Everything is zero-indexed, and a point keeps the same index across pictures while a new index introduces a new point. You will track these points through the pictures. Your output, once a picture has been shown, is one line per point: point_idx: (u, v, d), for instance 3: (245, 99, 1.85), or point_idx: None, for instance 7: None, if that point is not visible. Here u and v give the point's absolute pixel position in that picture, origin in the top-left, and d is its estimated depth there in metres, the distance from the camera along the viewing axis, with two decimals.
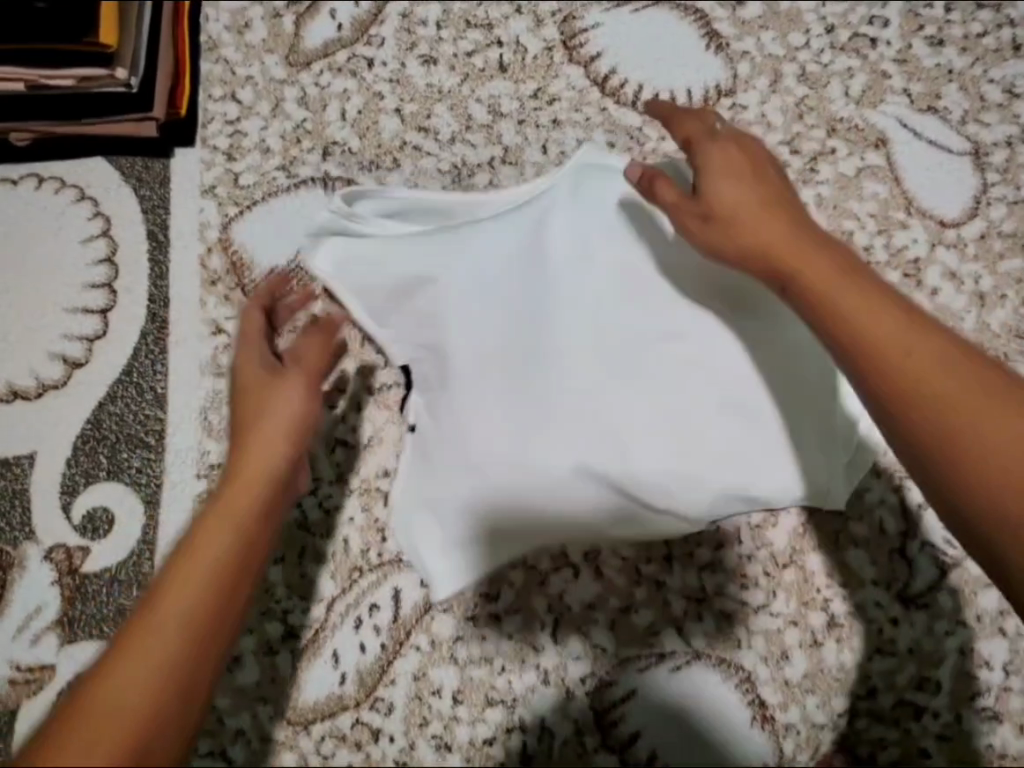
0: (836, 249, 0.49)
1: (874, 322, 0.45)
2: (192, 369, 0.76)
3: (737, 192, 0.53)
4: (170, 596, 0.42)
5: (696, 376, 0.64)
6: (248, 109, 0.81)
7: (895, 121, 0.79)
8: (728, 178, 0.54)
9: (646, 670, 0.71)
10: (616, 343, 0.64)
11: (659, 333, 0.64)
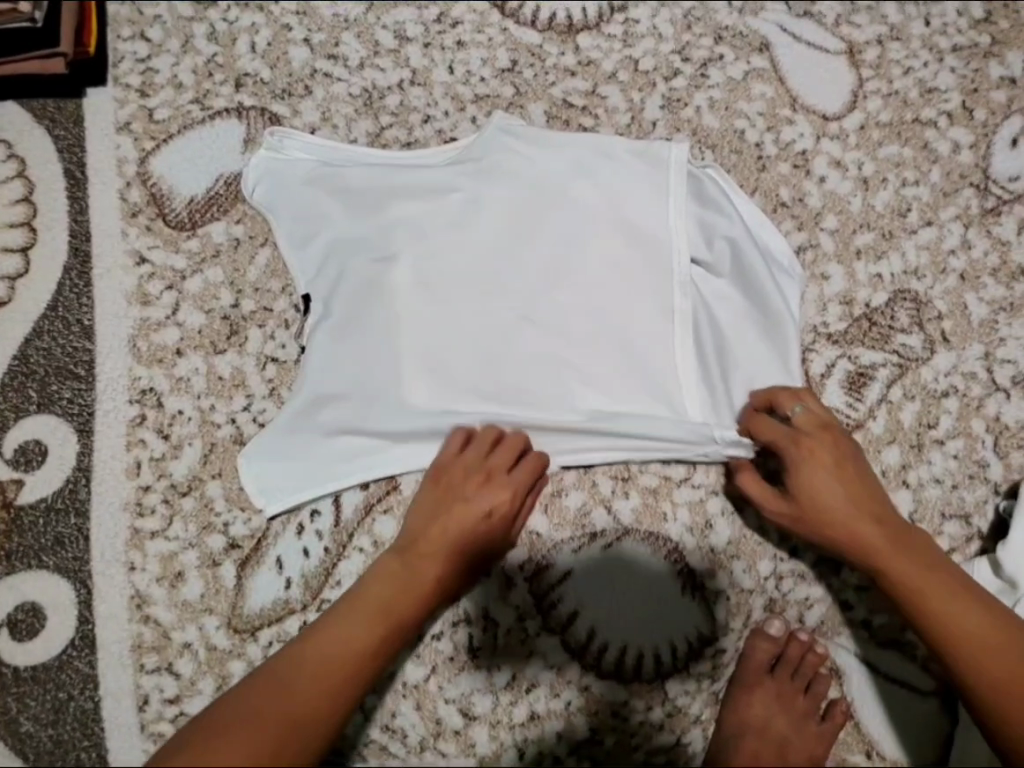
0: (844, 476, 0.68)
1: (893, 561, 0.67)
2: (117, 300, 0.77)
3: (813, 474, 0.68)
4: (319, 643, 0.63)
5: (623, 302, 0.72)
6: (158, 47, 0.82)
7: (777, 27, 0.84)
8: (814, 468, 0.68)
9: (579, 551, 0.73)
10: (565, 272, 0.73)
11: (567, 249, 0.73)
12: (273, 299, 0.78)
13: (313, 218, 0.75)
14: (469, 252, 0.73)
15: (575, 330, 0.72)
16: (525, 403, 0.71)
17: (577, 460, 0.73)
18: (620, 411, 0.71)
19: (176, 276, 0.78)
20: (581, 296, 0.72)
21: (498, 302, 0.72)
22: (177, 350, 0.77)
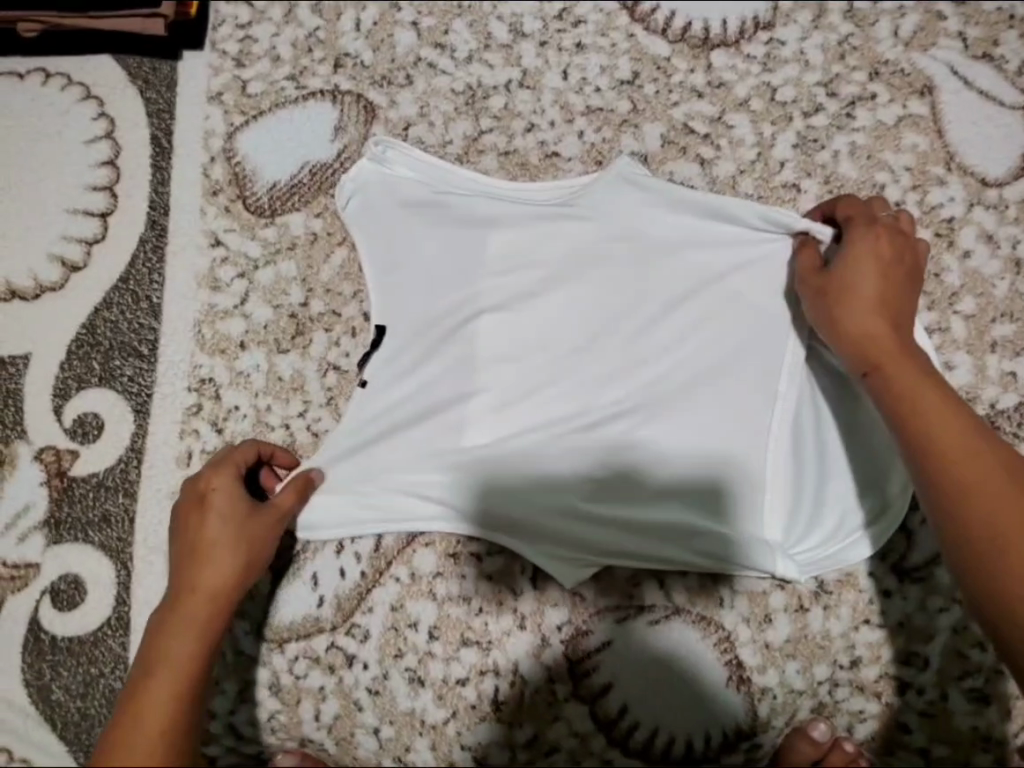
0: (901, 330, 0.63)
1: (965, 462, 0.57)
2: (188, 280, 0.75)
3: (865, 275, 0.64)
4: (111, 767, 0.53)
5: (710, 378, 0.68)
6: (261, 14, 0.78)
7: (944, 67, 0.74)
8: (864, 259, 0.64)
9: (625, 621, 0.69)
10: (652, 335, 0.69)
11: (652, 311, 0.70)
12: (343, 303, 0.74)
13: (401, 242, 0.72)
14: (558, 299, 0.71)
15: (653, 399, 0.68)
16: (585, 464, 0.68)
17: (638, 554, 0.68)
18: (687, 492, 0.67)
19: (248, 265, 0.75)
20: (664, 364, 0.69)
21: (577, 355, 0.70)
22: (241, 342, 0.74)
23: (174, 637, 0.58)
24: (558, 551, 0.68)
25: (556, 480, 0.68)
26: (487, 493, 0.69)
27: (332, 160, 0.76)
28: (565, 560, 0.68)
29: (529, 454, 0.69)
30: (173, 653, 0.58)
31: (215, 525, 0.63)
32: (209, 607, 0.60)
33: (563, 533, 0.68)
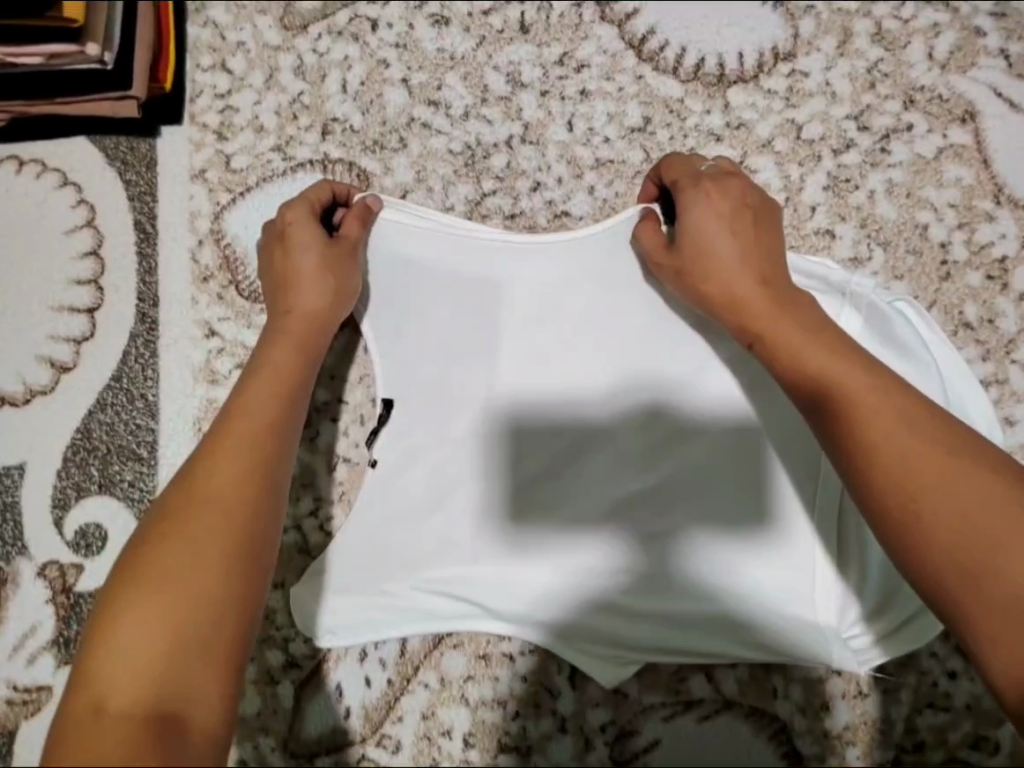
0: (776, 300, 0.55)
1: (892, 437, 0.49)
2: (184, 376, 0.71)
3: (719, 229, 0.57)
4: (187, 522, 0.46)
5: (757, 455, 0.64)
6: (239, 81, 0.72)
7: (987, 89, 0.67)
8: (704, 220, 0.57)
9: (671, 718, 0.66)
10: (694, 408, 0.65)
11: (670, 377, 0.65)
12: (350, 390, 0.70)
13: (406, 318, 0.67)
14: (591, 374, 0.66)
15: (699, 477, 0.65)
16: (605, 550, 0.65)
17: (672, 645, 0.64)
18: (719, 576, 0.63)
19: (247, 354, 0.70)
20: (708, 439, 0.65)
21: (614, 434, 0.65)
22: None
23: (214, 458, 0.50)
24: (598, 645, 0.64)
25: (594, 567, 0.65)
26: (517, 584, 0.65)
27: None
28: (601, 657, 0.64)
29: (555, 537, 0.65)
30: (215, 482, 0.49)
31: (314, 244, 0.62)
32: (250, 439, 0.51)
33: (589, 626, 0.64)
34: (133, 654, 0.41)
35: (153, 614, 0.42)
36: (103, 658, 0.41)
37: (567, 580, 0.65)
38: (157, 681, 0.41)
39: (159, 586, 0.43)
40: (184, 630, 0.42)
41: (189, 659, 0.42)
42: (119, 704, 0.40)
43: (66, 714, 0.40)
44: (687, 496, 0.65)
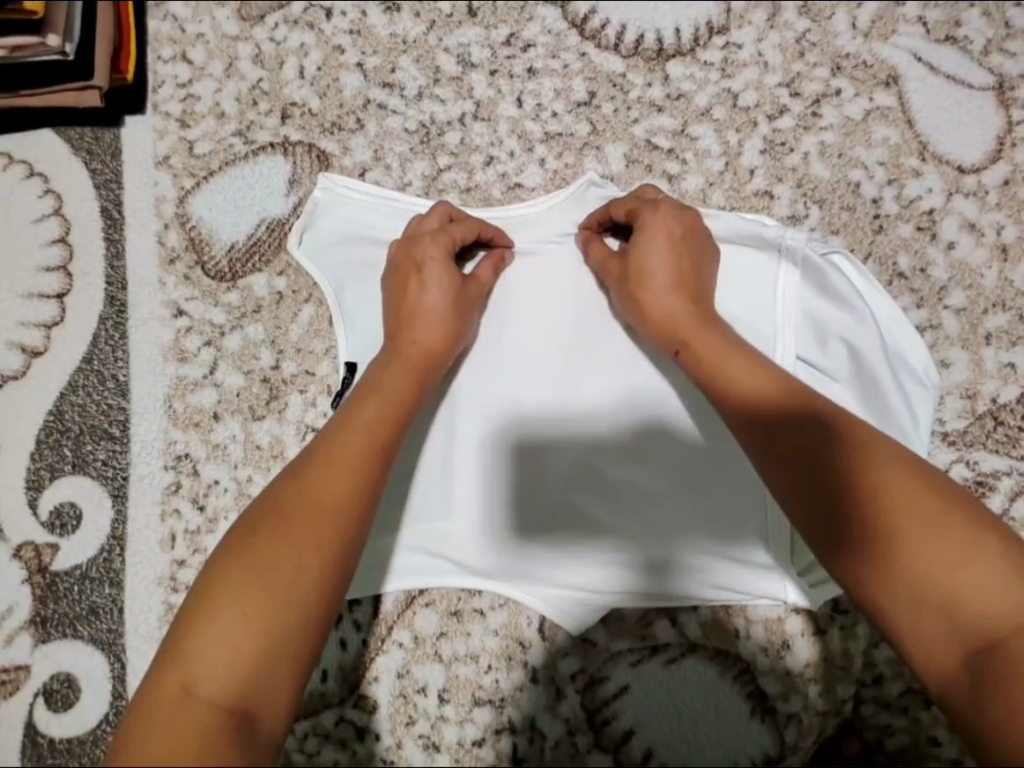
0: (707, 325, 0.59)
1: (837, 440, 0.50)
2: (154, 355, 0.73)
3: (657, 247, 0.62)
4: (308, 519, 0.48)
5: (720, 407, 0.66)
6: (200, 70, 0.75)
7: (908, 55, 0.71)
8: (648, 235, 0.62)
9: (639, 664, 0.68)
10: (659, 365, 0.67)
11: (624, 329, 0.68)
12: (315, 362, 0.71)
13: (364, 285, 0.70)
14: (557, 335, 0.69)
15: (664, 430, 0.67)
16: (570, 502, 0.67)
17: (636, 589, 0.66)
18: (678, 519, 0.66)
19: (214, 332, 0.72)
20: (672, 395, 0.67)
21: (582, 394, 0.68)
22: (214, 413, 0.72)
23: (324, 468, 0.51)
24: (569, 593, 0.67)
25: (566, 520, 0.67)
26: (494, 539, 0.67)
27: (289, 215, 0.73)
28: (570, 605, 0.67)
29: (530, 493, 0.67)
30: (325, 498, 0.50)
31: (436, 284, 0.63)
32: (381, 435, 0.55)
33: (559, 576, 0.67)
34: (219, 654, 0.42)
35: (243, 609, 0.44)
36: (194, 644, 0.43)
37: (539, 533, 0.67)
38: (241, 686, 0.42)
39: (257, 582, 0.45)
40: (273, 638, 0.43)
41: (272, 663, 0.43)
42: (207, 690, 0.41)
43: (158, 686, 0.42)
44: (652, 449, 0.67)
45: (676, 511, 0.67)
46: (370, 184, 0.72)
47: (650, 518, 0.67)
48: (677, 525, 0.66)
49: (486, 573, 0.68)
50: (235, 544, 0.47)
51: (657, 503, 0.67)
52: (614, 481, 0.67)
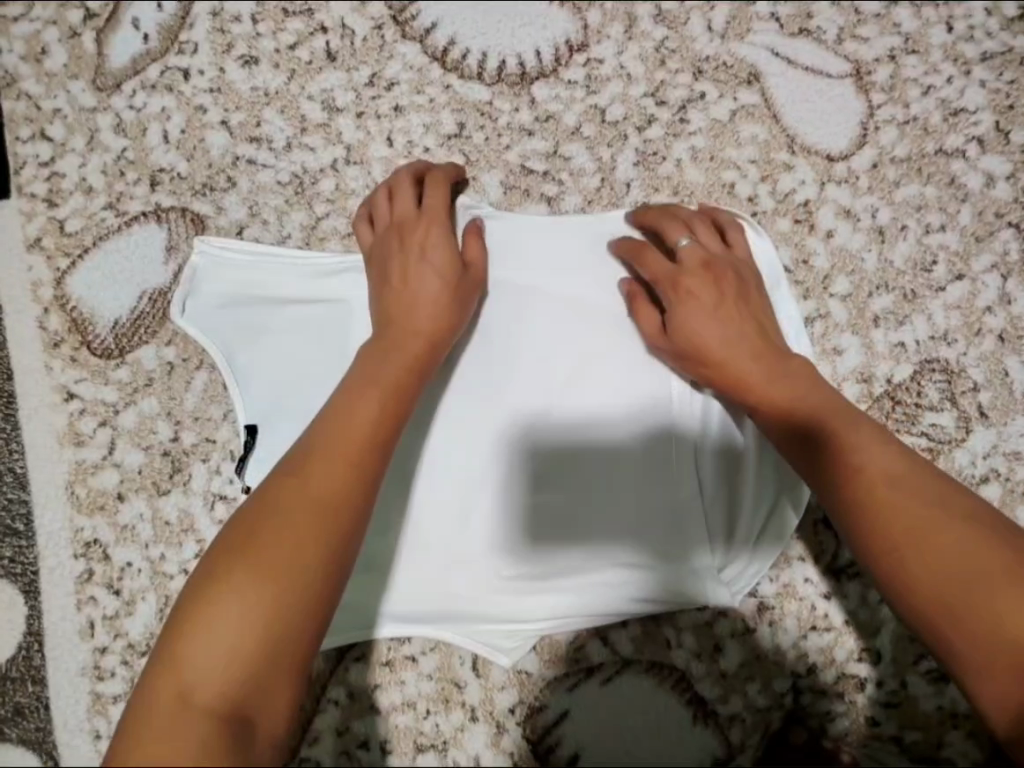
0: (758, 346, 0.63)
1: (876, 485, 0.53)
2: (50, 442, 0.71)
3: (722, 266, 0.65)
4: (292, 526, 0.47)
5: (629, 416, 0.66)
6: (62, 146, 0.73)
7: (765, 51, 0.72)
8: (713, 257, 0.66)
9: (576, 687, 0.68)
10: (568, 381, 0.67)
11: (524, 346, 0.67)
12: (215, 428, 0.70)
13: (250, 345, 0.69)
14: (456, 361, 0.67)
15: (578, 448, 0.66)
16: (500, 526, 0.67)
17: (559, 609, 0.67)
18: (600, 532, 0.67)
19: (108, 411, 0.71)
20: (580, 411, 0.66)
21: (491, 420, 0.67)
22: (118, 494, 0.70)
23: (318, 464, 0.51)
24: (499, 626, 0.67)
25: (490, 548, 0.67)
26: (432, 579, 0.67)
27: (170, 284, 0.72)
28: (500, 637, 0.67)
29: (460, 522, 0.66)
30: (314, 496, 0.49)
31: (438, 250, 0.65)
32: (367, 434, 0.54)
33: (494, 610, 0.67)
34: (217, 661, 0.42)
35: (231, 619, 0.43)
36: (190, 650, 0.43)
37: (474, 560, 0.67)
38: (231, 696, 0.42)
39: (256, 583, 0.45)
40: (267, 645, 0.43)
41: (263, 669, 0.43)
42: (203, 700, 0.42)
43: (153, 698, 0.42)
44: (568, 470, 0.66)
45: (603, 525, 0.66)
46: (248, 242, 0.71)
47: (580, 535, 0.67)
48: (606, 539, 0.67)
49: (410, 618, 0.67)
50: (228, 546, 0.47)
51: (586, 518, 0.67)
52: (543, 497, 0.66)
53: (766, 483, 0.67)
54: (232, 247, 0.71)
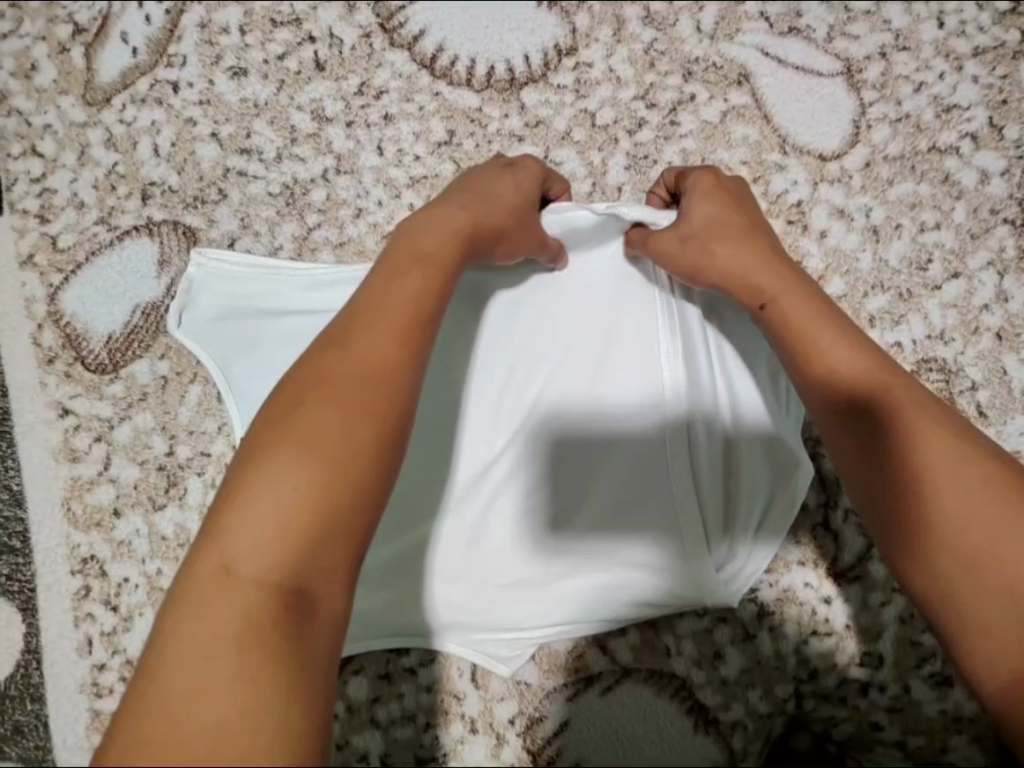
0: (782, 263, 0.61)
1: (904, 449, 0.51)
2: (46, 458, 0.71)
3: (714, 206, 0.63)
4: (345, 395, 0.44)
5: (624, 410, 0.66)
6: (53, 162, 0.73)
7: (756, 51, 0.72)
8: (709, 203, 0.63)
9: (576, 696, 0.67)
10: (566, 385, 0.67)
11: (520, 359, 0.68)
12: (210, 441, 0.70)
13: (240, 354, 0.69)
14: (456, 352, 0.67)
15: (583, 436, 0.66)
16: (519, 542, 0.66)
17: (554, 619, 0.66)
18: (590, 537, 0.66)
19: (103, 426, 0.71)
20: (577, 416, 0.67)
21: (494, 402, 0.67)
22: (115, 510, 0.70)
23: (365, 338, 0.47)
24: (494, 635, 0.66)
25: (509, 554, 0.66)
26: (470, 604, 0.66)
27: (163, 298, 0.72)
28: (498, 646, 0.67)
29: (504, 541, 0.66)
30: (369, 366, 0.46)
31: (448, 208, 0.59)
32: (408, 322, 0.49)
33: (498, 622, 0.66)
34: (263, 526, 0.39)
35: (278, 477, 0.40)
36: (233, 523, 0.39)
37: (513, 586, 0.66)
38: (290, 568, 0.39)
39: (299, 451, 0.41)
40: (316, 509, 0.40)
41: (317, 542, 0.40)
42: (249, 571, 0.38)
43: (195, 569, 0.38)
44: (570, 463, 0.66)
45: (604, 530, 0.66)
46: (239, 256, 0.71)
47: (589, 546, 0.66)
48: (605, 545, 0.66)
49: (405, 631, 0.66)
50: (275, 412, 0.44)
51: (591, 525, 0.66)
52: (566, 506, 0.66)
53: (762, 474, 0.66)
54: (225, 258, 0.70)
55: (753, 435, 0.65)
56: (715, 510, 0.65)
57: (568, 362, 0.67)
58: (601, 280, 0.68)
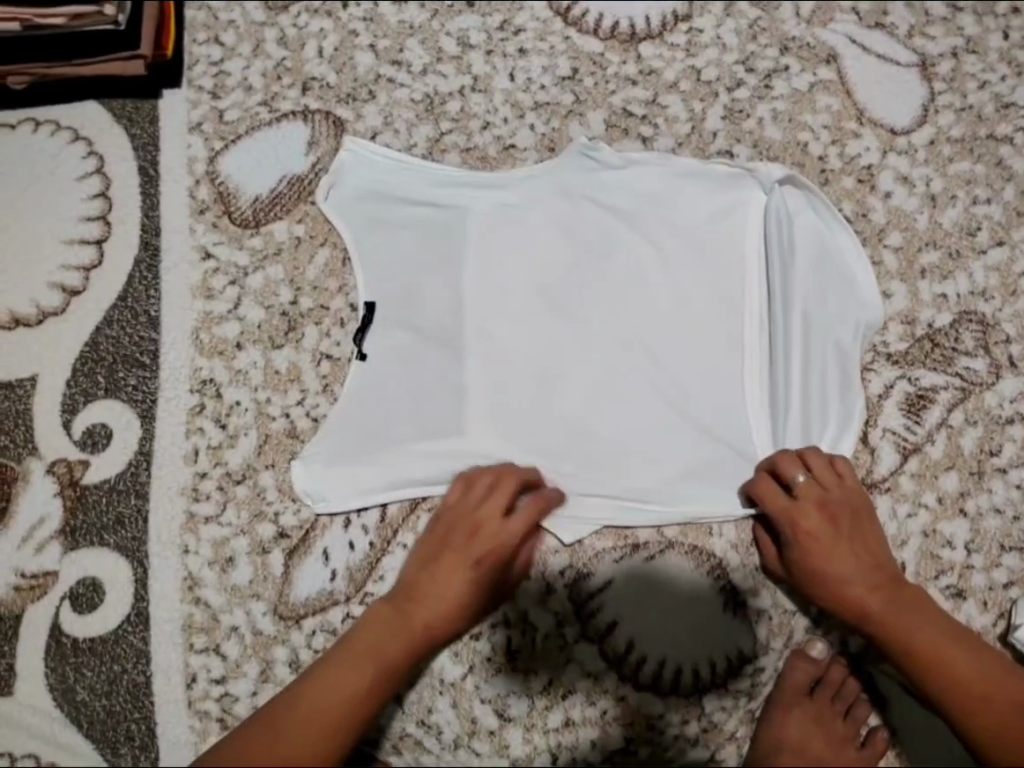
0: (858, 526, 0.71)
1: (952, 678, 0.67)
2: (183, 292, 0.81)
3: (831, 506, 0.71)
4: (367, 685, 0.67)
5: (707, 333, 0.77)
6: (230, 51, 0.86)
7: (844, 38, 0.83)
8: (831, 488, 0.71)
9: (622, 561, 0.74)
10: (655, 306, 0.77)
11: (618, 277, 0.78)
12: (329, 297, 0.80)
13: (378, 230, 0.80)
14: (562, 262, 0.78)
15: (663, 348, 0.77)
16: (600, 432, 0.75)
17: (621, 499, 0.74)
18: (661, 438, 0.75)
19: (238, 272, 0.81)
20: (661, 332, 0.77)
21: (583, 315, 0.77)
22: (236, 343, 0.79)
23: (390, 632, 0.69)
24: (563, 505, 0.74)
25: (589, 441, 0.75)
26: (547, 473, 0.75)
27: (308, 172, 0.83)
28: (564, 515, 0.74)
29: (589, 431, 0.75)
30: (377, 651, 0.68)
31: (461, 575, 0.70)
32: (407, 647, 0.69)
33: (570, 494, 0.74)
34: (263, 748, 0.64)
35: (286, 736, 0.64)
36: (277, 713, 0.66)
37: (594, 467, 0.75)
38: None
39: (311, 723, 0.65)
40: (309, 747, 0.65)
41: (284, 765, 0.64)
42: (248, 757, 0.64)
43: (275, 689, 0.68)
44: (649, 370, 0.76)
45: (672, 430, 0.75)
46: (384, 148, 0.82)
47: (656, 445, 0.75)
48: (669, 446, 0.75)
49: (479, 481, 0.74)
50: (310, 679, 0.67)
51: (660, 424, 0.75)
52: (642, 406, 0.76)
53: (824, 399, 0.75)
54: (371, 151, 0.81)
55: (818, 357, 0.75)
56: (783, 416, 0.74)
57: (659, 285, 0.78)
58: (700, 219, 0.78)
